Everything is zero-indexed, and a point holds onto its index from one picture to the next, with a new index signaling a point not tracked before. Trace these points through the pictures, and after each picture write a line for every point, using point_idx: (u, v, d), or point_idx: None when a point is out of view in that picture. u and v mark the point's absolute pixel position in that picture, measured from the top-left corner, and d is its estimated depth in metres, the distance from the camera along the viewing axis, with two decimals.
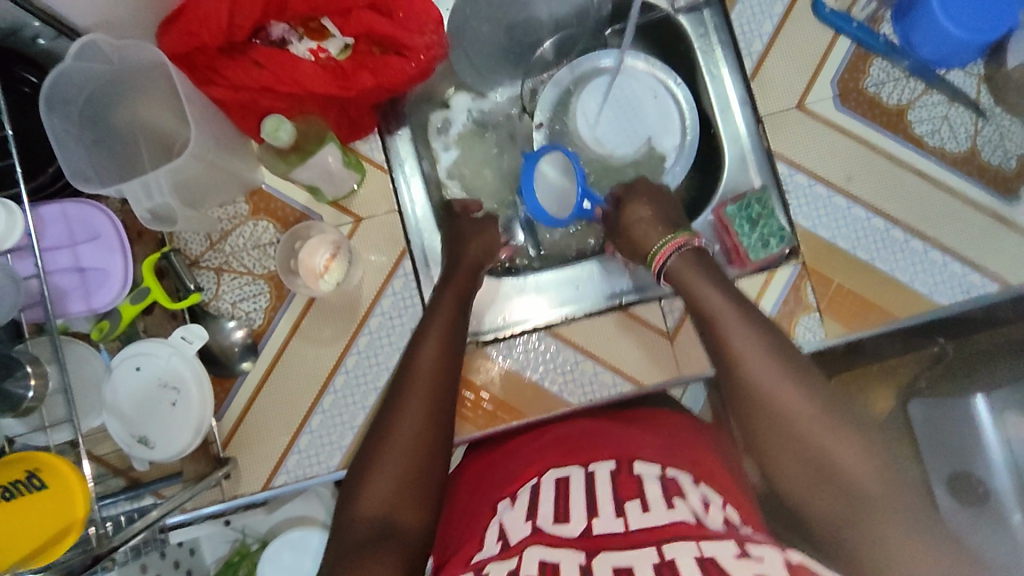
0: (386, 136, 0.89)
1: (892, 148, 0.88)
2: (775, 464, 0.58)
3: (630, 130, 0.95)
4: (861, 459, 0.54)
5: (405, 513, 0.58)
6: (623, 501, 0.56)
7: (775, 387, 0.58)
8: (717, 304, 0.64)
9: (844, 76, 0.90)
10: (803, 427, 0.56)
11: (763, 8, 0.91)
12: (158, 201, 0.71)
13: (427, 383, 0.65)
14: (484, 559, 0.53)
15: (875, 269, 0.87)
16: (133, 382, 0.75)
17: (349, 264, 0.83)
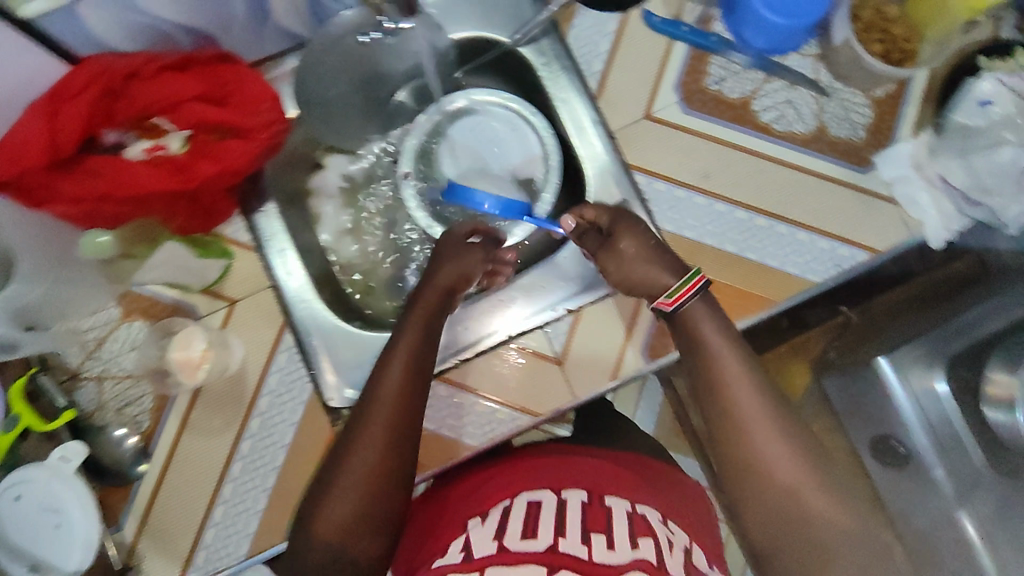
0: (252, 216, 0.88)
1: (742, 140, 0.90)
2: (761, 536, 0.58)
3: (496, 164, 0.97)
4: (845, 544, 0.56)
5: (362, 544, 0.59)
6: (590, 532, 0.61)
7: (775, 453, 0.58)
8: (723, 356, 0.62)
9: (684, 79, 0.92)
10: (798, 495, 0.57)
11: (597, 29, 0.93)
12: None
13: (389, 403, 0.62)
14: (448, 565, 0.60)
15: (746, 260, 0.88)
16: (15, 511, 0.73)
17: (224, 350, 0.85)
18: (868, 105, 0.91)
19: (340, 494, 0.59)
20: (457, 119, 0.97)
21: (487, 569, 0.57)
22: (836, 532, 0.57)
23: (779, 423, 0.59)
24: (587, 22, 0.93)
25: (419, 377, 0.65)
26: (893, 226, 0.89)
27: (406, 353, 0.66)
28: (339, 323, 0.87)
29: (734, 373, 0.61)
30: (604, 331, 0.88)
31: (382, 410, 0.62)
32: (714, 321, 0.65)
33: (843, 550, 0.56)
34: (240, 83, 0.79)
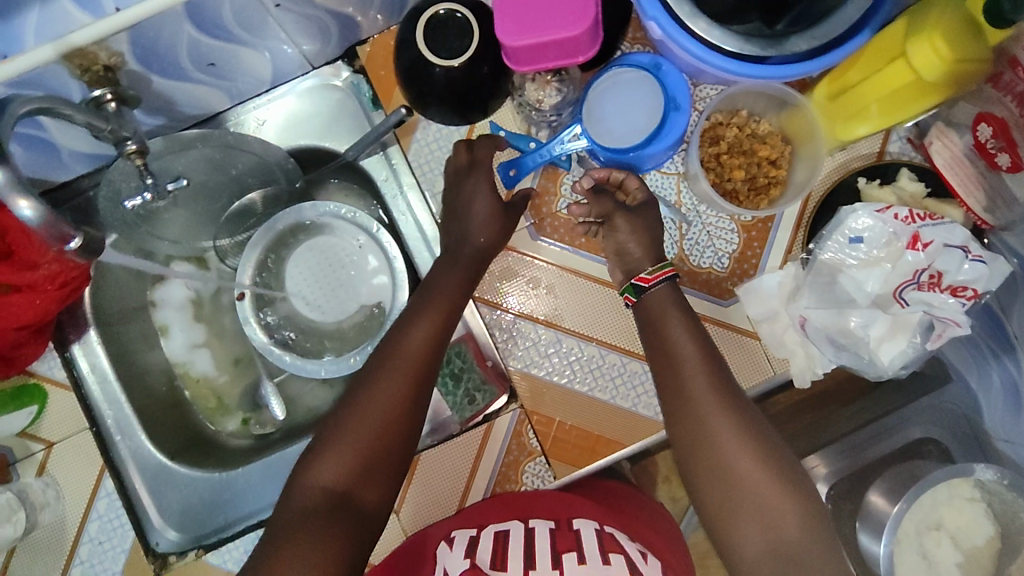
0: (67, 348, 0.85)
1: (593, 271, 0.84)
2: (716, 510, 0.64)
3: (345, 285, 0.91)
4: (792, 513, 0.61)
5: (363, 493, 0.65)
6: (559, 553, 0.65)
7: (724, 439, 0.64)
8: (688, 354, 0.70)
9: (535, 200, 0.85)
10: (743, 476, 0.63)
11: (441, 143, 0.86)
12: None
13: (402, 371, 0.69)
14: None
15: (596, 401, 0.83)
16: None
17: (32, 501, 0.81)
18: (734, 231, 0.83)
19: (336, 453, 0.65)
20: (304, 234, 0.91)
21: None
22: (789, 515, 0.61)
23: (735, 414, 0.66)
24: (429, 135, 0.86)
25: (439, 338, 0.72)
26: (756, 363, 0.82)
27: (433, 324, 0.72)
28: (175, 462, 0.85)
29: (693, 372, 0.68)
30: (443, 477, 0.82)
31: (393, 375, 0.69)
32: (685, 332, 0.71)
33: (790, 523, 0.61)
34: (23, 236, 0.73)
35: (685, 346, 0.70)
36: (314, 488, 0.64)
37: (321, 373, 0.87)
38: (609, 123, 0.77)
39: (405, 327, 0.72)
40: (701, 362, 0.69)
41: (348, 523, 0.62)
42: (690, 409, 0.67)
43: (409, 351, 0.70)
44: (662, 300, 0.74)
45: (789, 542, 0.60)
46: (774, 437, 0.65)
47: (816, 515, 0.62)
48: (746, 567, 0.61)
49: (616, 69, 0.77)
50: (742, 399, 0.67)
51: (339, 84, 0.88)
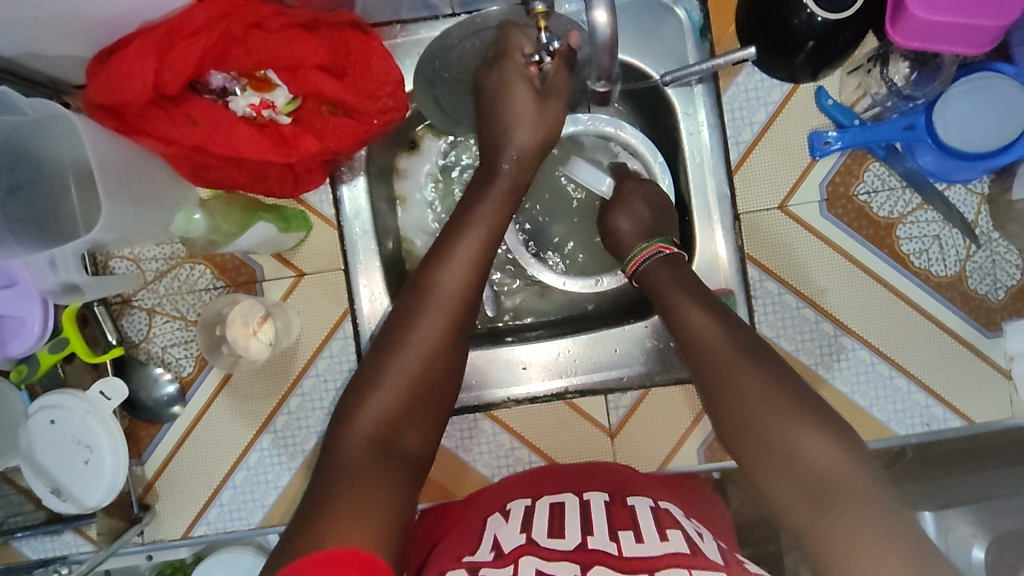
0: (338, 186, 0.83)
1: (870, 263, 0.83)
2: (743, 457, 0.58)
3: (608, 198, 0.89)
4: (833, 456, 0.53)
5: (407, 436, 0.58)
6: (617, 529, 0.62)
7: (731, 379, 0.59)
8: (701, 325, 0.64)
9: (834, 179, 0.82)
10: (762, 422, 0.56)
11: (758, 94, 0.83)
12: (64, 276, 0.68)
13: (443, 293, 0.62)
14: (479, 561, 0.58)
15: (835, 389, 0.83)
16: (49, 434, 0.73)
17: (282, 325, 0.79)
18: (1019, 266, 0.82)
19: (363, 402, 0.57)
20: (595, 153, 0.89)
21: (522, 560, 0.56)
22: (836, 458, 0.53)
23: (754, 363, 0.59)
24: (750, 82, 0.83)
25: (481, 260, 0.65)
26: (998, 400, 0.83)
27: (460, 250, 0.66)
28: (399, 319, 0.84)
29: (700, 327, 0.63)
30: (665, 417, 0.85)
31: (433, 302, 0.62)
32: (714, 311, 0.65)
33: (843, 475, 0.52)
34: (366, 63, 0.73)
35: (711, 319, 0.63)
36: (355, 441, 0.55)
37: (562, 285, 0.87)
38: (957, 117, 0.74)
39: (449, 248, 0.64)
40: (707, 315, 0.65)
41: (402, 471, 0.56)
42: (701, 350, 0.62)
43: (451, 276, 0.62)
44: (657, 271, 0.72)
45: (851, 509, 0.51)
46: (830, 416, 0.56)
47: (863, 461, 0.53)
48: (786, 514, 0.54)
49: (986, 73, 0.74)
50: (769, 364, 0.59)
51: (677, 13, 0.82)
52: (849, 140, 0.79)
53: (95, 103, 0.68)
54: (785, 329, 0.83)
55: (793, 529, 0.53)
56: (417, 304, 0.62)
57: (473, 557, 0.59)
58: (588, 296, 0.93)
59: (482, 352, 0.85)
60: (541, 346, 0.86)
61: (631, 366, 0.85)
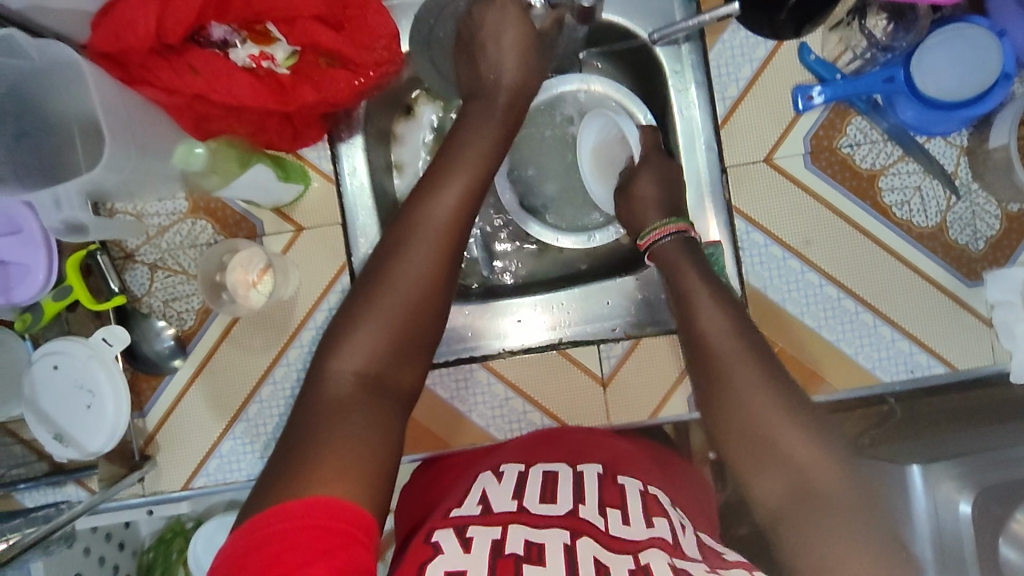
0: (336, 144, 0.86)
1: (854, 215, 0.85)
2: (735, 454, 0.60)
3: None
4: (821, 457, 0.57)
5: (393, 373, 0.59)
6: (606, 505, 0.63)
7: (737, 376, 0.61)
8: (712, 319, 0.65)
9: (818, 133, 0.85)
10: (765, 428, 0.58)
11: (744, 50, 0.85)
12: (67, 213, 0.71)
13: (431, 241, 0.62)
14: (467, 518, 0.59)
15: (821, 339, 0.85)
16: (52, 379, 0.74)
17: (282, 276, 0.82)
18: (998, 217, 0.85)
19: (355, 337, 0.58)
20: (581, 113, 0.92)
21: (510, 525, 0.57)
22: (824, 458, 0.57)
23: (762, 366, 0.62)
24: (736, 40, 0.85)
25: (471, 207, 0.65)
26: (981, 347, 0.85)
27: (459, 199, 0.64)
28: None
29: (712, 325, 0.65)
30: (657, 366, 0.86)
31: (424, 246, 0.62)
32: (716, 305, 0.67)
33: (828, 474, 0.56)
34: (362, 16, 0.75)
35: (714, 319, 0.65)
36: (343, 375, 0.57)
37: (556, 241, 0.90)
38: (933, 68, 0.76)
39: (430, 198, 0.64)
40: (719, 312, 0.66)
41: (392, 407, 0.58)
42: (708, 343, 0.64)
43: (439, 218, 0.63)
44: (673, 254, 0.74)
45: (827, 511, 0.54)
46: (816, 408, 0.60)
47: (849, 470, 0.57)
48: (772, 514, 0.57)
49: (960, 23, 0.76)
50: (771, 362, 0.62)
51: None
52: (831, 93, 0.82)
53: (95, 52, 0.69)
54: (768, 280, 0.85)
55: (774, 528, 0.57)
56: (410, 248, 0.61)
57: (460, 515, 0.61)
58: (581, 255, 0.96)
59: (479, 308, 0.89)
60: (536, 299, 0.89)
61: (623, 316, 0.88)
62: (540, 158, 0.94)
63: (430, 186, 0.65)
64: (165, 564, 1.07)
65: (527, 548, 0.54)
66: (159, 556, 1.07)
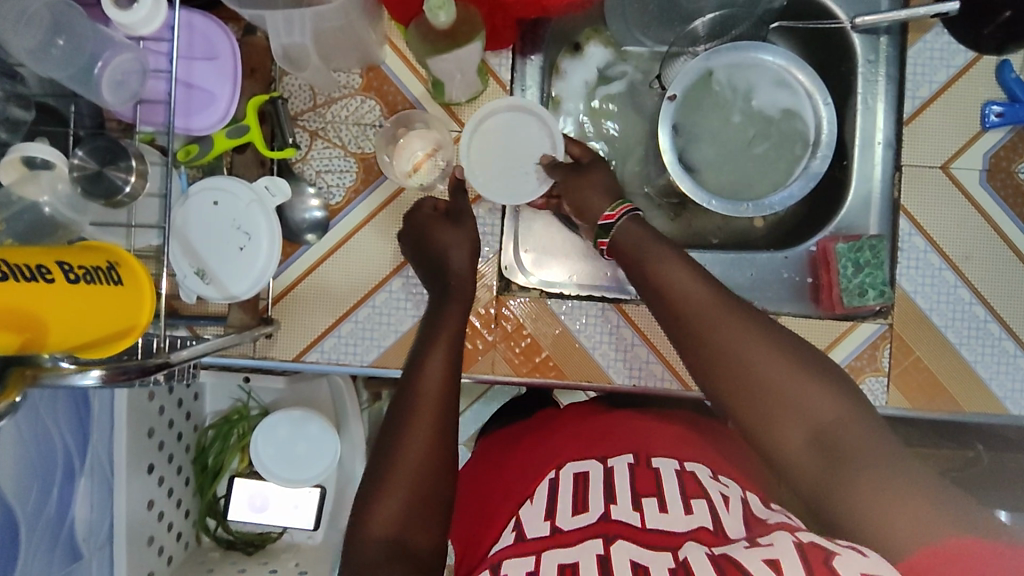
0: (519, 58, 0.88)
1: (1017, 241, 0.84)
2: (751, 420, 0.58)
3: (761, 140, 0.92)
4: (834, 403, 0.56)
5: (416, 534, 0.60)
6: (641, 496, 0.59)
7: (730, 342, 0.59)
8: (681, 284, 0.64)
9: (998, 153, 0.84)
10: (759, 380, 0.58)
11: (943, 55, 0.84)
12: (294, 39, 0.68)
13: (426, 403, 0.65)
14: (501, 548, 0.56)
15: (958, 357, 0.83)
16: (209, 216, 0.73)
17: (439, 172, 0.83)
18: None
19: (375, 505, 0.60)
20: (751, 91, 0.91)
21: (544, 552, 0.53)
22: (832, 400, 0.56)
23: (752, 326, 0.60)
24: (938, 43, 0.84)
25: (452, 365, 0.69)
26: None
27: (444, 355, 0.69)
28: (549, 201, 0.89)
29: (693, 295, 0.62)
30: None
31: (417, 416, 0.64)
32: (683, 267, 0.65)
33: (840, 415, 0.55)
34: None
35: (680, 284, 0.64)
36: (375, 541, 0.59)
37: (707, 204, 0.87)
38: None
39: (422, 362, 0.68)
40: (693, 279, 0.64)
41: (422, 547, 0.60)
42: (687, 315, 0.62)
43: (430, 391, 0.65)
44: (640, 235, 0.69)
45: (857, 465, 0.53)
46: (809, 352, 0.60)
47: (857, 400, 0.57)
48: (797, 463, 0.56)
49: None
50: (754, 311, 0.62)
51: None
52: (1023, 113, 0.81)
53: None
54: (915, 286, 0.84)
55: (804, 475, 0.55)
56: (408, 428, 0.63)
57: (497, 548, 0.57)
58: (716, 229, 0.96)
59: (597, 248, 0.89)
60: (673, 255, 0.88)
61: (763, 291, 0.87)
62: (700, 127, 0.92)
63: (416, 362, 0.69)
64: (222, 447, 1.06)
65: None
66: (219, 438, 1.05)
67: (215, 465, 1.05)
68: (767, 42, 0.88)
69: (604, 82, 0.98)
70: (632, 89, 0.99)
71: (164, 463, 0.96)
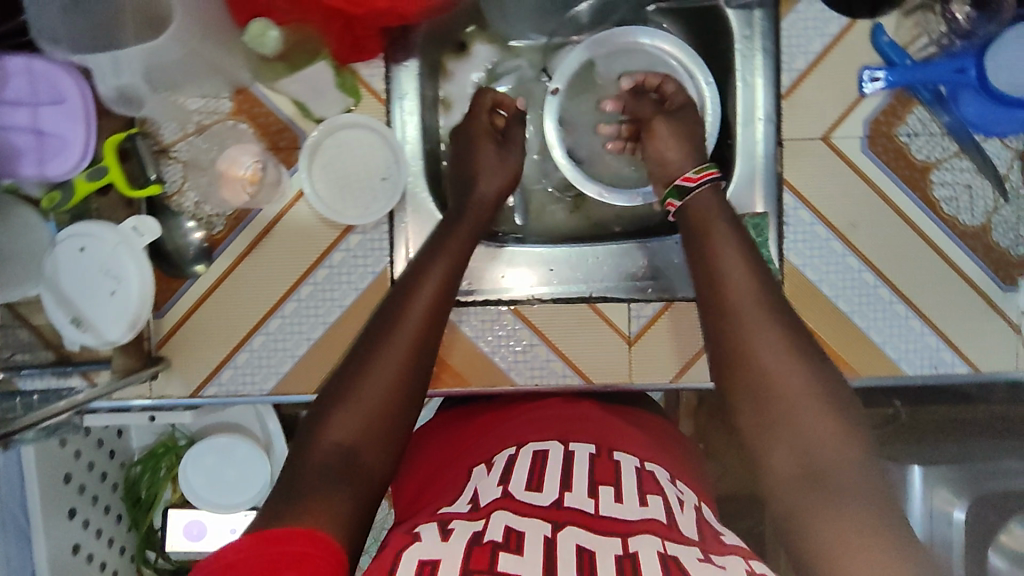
0: (392, 66, 0.85)
1: (903, 204, 0.84)
2: (748, 429, 0.52)
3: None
4: (841, 442, 0.49)
5: (368, 450, 0.56)
6: (597, 483, 0.59)
7: (762, 343, 0.53)
8: (737, 272, 0.58)
9: (879, 118, 0.84)
10: (778, 392, 0.51)
11: (817, 24, 0.84)
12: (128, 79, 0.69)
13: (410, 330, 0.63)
14: (454, 513, 0.56)
15: (851, 324, 0.85)
16: (76, 261, 0.72)
17: (273, 184, 0.81)
18: None
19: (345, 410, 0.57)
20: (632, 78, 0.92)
21: (495, 514, 0.54)
22: (844, 435, 0.49)
23: (792, 336, 0.54)
24: (811, 11, 0.83)
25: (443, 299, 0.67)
26: (1005, 355, 0.85)
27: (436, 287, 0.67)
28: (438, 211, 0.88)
29: (739, 280, 0.57)
30: (686, 332, 0.84)
31: (401, 339, 0.61)
32: (738, 255, 0.60)
33: (848, 452, 0.48)
34: None
35: (737, 271, 0.58)
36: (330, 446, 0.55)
37: (599, 196, 0.88)
38: (1007, 64, 0.77)
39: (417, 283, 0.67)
40: (746, 268, 0.59)
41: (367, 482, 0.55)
42: (726, 298, 0.57)
43: (417, 310, 0.64)
44: (698, 206, 0.66)
45: (844, 509, 0.46)
46: (852, 397, 0.52)
47: (872, 455, 0.49)
48: (781, 494, 0.49)
49: None
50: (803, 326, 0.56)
51: None
52: (897, 77, 0.81)
53: None
54: (802, 258, 0.84)
55: (786, 508, 0.48)
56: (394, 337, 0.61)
57: (448, 511, 0.57)
58: (616, 218, 0.95)
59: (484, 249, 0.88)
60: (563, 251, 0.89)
61: (659, 277, 0.87)
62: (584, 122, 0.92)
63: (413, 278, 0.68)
64: (152, 480, 1.06)
65: (505, 538, 0.51)
66: (147, 473, 1.06)
67: (148, 497, 1.06)
68: (633, 30, 0.88)
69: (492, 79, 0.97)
70: (521, 83, 0.98)
71: (89, 505, 0.96)
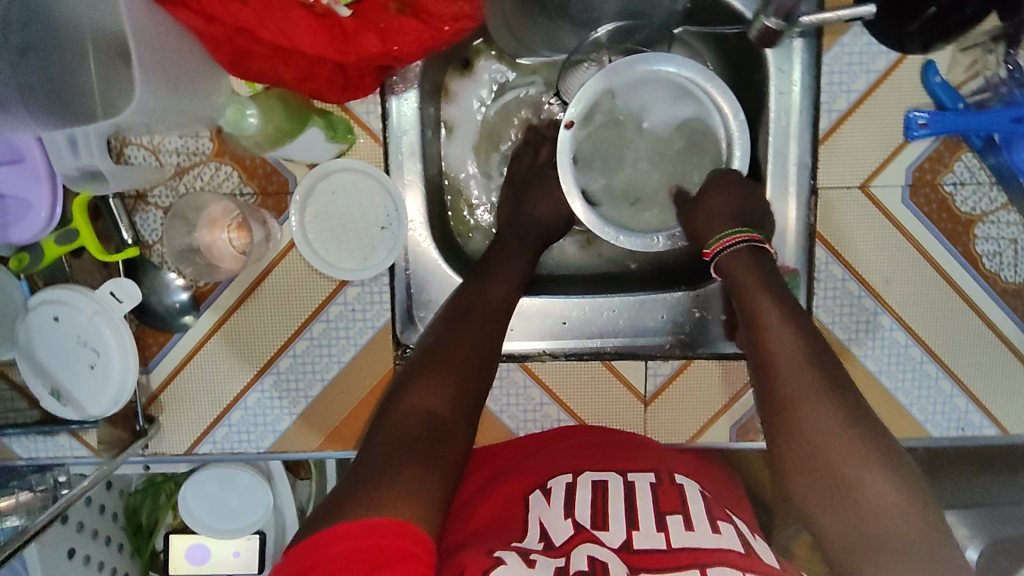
0: (388, 98, 0.76)
1: (942, 259, 0.78)
2: (805, 498, 0.50)
3: (651, 170, 0.85)
4: (902, 507, 0.47)
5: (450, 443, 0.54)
6: (664, 514, 0.54)
7: (812, 414, 0.52)
8: (783, 338, 0.57)
9: (924, 165, 0.77)
10: (830, 455, 0.50)
11: (863, 59, 0.76)
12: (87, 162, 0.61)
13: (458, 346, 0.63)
14: (526, 549, 0.50)
15: (878, 384, 0.80)
16: (52, 331, 0.66)
17: (258, 234, 0.73)
18: None
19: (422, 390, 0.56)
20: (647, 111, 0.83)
21: (577, 544, 0.50)
22: (902, 498, 0.47)
23: (842, 405, 0.52)
24: (857, 45, 0.75)
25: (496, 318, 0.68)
26: None
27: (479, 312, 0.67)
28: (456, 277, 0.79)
29: (788, 348, 0.57)
30: (703, 391, 0.81)
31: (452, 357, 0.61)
32: (788, 323, 0.58)
33: (905, 513, 0.47)
34: None
35: (786, 337, 0.57)
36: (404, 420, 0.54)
37: (615, 241, 0.78)
38: None
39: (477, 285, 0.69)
40: (794, 333, 0.58)
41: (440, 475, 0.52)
42: (773, 368, 0.56)
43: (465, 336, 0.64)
44: (740, 266, 0.65)
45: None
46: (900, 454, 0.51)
47: (935, 518, 0.47)
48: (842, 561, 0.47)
49: None
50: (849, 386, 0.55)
51: None
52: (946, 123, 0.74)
53: None
54: (830, 316, 0.79)
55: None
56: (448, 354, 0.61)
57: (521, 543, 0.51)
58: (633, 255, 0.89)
59: None
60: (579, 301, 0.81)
61: (680, 328, 0.81)
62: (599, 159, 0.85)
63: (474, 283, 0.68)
64: (152, 508, 1.01)
65: (591, 566, 0.47)
66: (146, 501, 1.01)
67: (149, 523, 1.00)
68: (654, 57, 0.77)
69: (501, 101, 0.89)
70: (532, 105, 0.89)
71: (88, 542, 0.91)
